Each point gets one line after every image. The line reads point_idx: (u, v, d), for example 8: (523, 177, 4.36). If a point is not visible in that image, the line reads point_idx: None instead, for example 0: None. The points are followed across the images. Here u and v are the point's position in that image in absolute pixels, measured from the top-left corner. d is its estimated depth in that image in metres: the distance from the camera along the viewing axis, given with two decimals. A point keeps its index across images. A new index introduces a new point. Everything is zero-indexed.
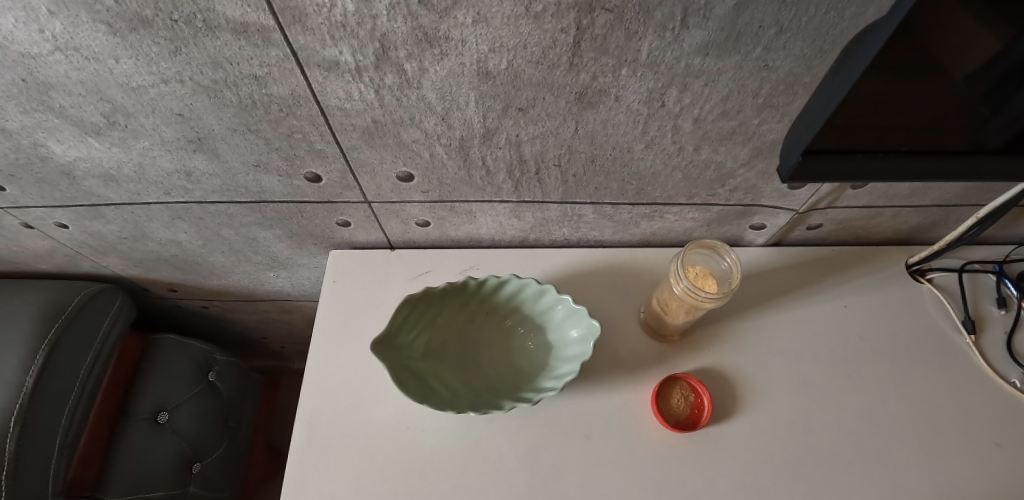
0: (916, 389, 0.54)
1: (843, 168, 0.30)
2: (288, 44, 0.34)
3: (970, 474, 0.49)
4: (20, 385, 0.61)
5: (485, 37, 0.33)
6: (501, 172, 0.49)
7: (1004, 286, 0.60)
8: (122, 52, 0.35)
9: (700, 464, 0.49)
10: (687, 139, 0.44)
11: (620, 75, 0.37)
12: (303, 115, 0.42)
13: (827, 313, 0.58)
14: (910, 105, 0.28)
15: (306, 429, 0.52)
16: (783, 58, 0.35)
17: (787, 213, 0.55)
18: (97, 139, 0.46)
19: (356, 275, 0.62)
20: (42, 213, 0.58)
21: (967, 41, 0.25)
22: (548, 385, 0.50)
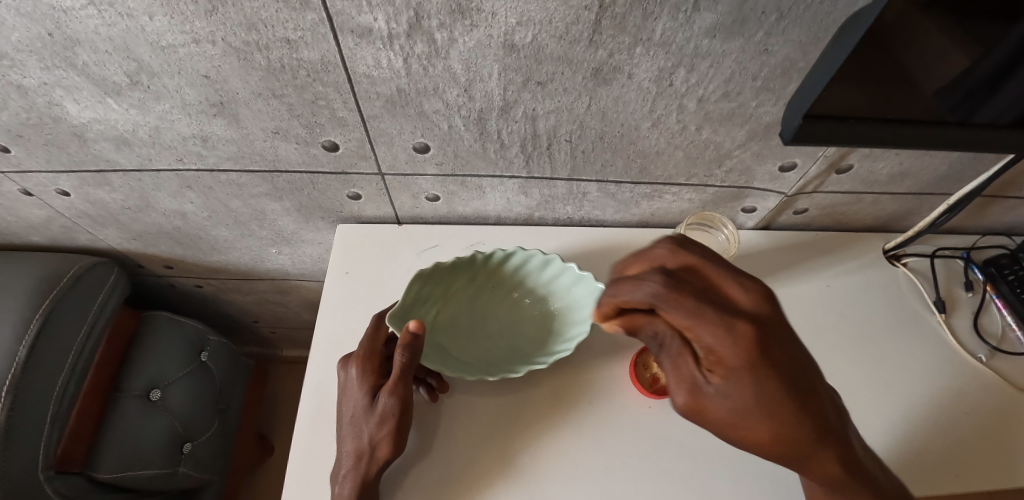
0: (889, 355, 0.59)
1: (830, 135, 0.34)
2: (325, 8, 0.35)
3: (934, 426, 0.54)
4: (13, 356, 0.60)
5: (515, 10, 0.36)
6: (514, 146, 0.51)
7: (972, 271, 0.66)
8: (156, 10, 0.36)
9: (696, 425, 0.52)
10: (690, 118, 0.47)
11: (635, 54, 0.40)
12: (329, 82, 0.43)
13: (812, 290, 0.63)
14: (895, 79, 0.32)
15: (315, 396, 0.53)
16: (781, 42, 0.39)
17: (776, 196, 0.60)
18: (116, 100, 0.46)
19: (364, 247, 0.63)
20: (45, 179, 0.57)
21: (938, 31, 0.29)
22: (560, 348, 0.53)
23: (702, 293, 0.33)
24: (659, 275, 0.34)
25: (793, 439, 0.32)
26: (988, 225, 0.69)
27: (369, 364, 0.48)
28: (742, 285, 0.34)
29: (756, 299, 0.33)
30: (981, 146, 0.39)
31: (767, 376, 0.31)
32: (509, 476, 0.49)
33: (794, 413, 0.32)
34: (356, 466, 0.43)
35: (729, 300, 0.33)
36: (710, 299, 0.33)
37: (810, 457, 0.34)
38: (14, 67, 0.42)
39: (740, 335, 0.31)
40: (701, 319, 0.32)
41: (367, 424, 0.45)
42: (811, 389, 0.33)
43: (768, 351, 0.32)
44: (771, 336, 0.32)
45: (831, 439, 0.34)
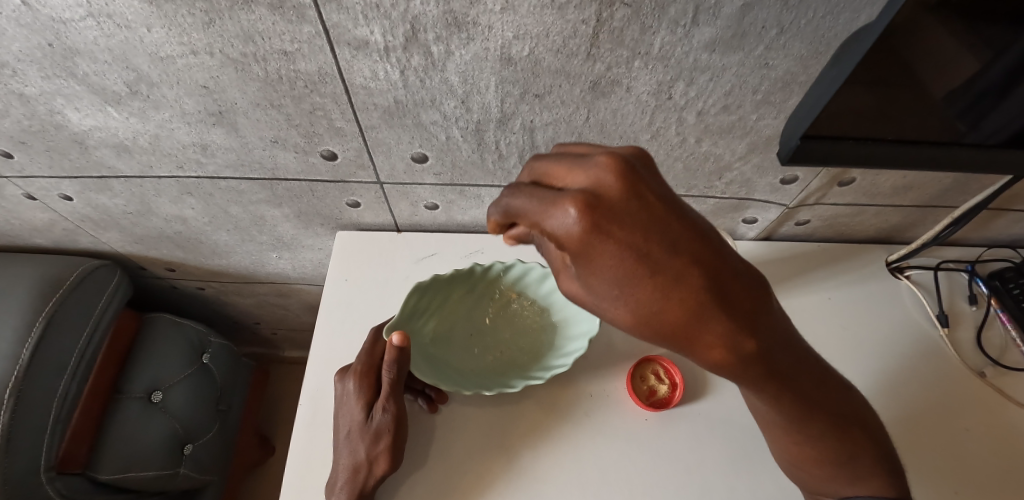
0: (891, 371, 0.58)
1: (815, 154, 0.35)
2: (321, 21, 0.35)
3: (937, 445, 0.53)
4: (16, 357, 0.61)
5: (511, 24, 0.35)
6: (512, 157, 0.51)
7: (975, 284, 0.65)
8: (155, 22, 0.36)
9: (694, 439, 0.52)
10: (690, 131, 0.47)
11: (633, 67, 0.39)
12: (326, 93, 0.43)
13: (812, 303, 0.62)
14: (881, 99, 0.32)
15: (312, 404, 0.53)
16: (782, 56, 0.38)
17: (777, 207, 0.59)
18: (116, 109, 0.46)
19: (362, 254, 0.63)
20: (47, 184, 0.58)
21: (928, 52, 0.29)
22: (557, 363, 0.53)
23: (603, 204, 0.21)
24: (548, 203, 0.23)
25: (739, 376, 0.27)
26: (993, 238, 0.68)
27: (367, 379, 0.48)
28: (629, 165, 0.23)
29: (670, 195, 0.24)
30: (976, 167, 0.39)
31: (624, 269, 0.21)
32: (504, 486, 0.49)
33: (745, 355, 0.25)
34: (352, 479, 0.44)
35: (644, 201, 0.22)
36: (628, 216, 0.21)
37: (764, 387, 0.30)
38: (15, 76, 0.42)
39: (677, 269, 0.22)
40: (620, 247, 0.21)
41: (364, 439, 0.45)
42: (739, 273, 0.24)
43: (719, 290, 0.23)
44: (714, 259, 0.23)
45: (781, 367, 0.29)
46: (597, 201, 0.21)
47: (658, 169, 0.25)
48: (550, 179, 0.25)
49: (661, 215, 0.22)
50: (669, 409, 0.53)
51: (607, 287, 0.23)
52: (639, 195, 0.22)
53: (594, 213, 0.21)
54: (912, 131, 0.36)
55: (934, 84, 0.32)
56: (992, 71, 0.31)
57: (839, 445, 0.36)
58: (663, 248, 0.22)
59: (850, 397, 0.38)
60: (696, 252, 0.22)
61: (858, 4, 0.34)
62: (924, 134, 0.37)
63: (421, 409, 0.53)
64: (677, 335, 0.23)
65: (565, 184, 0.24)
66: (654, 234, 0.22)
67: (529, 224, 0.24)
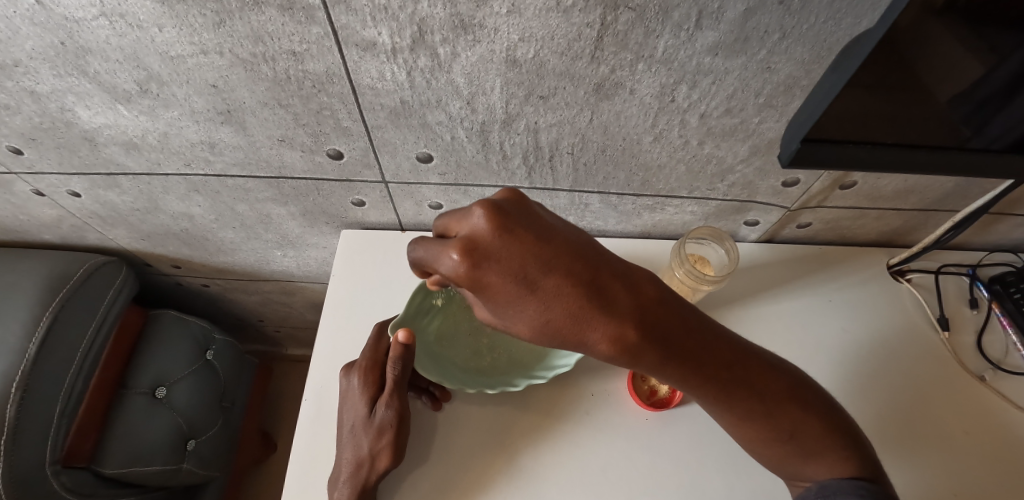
0: (890, 373, 0.58)
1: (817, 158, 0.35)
2: (330, 22, 0.36)
3: (936, 447, 0.54)
4: (24, 351, 0.62)
5: (517, 27, 0.36)
6: (517, 157, 0.52)
7: (976, 288, 0.65)
8: (166, 22, 0.36)
9: (693, 439, 0.52)
10: (692, 133, 0.48)
11: (637, 70, 0.40)
12: (334, 93, 0.44)
13: (813, 305, 0.62)
14: (882, 104, 0.33)
15: (316, 400, 0.54)
16: (784, 60, 0.39)
17: (779, 210, 0.60)
18: (126, 107, 0.47)
19: (366, 253, 0.64)
20: (57, 180, 0.58)
21: (927, 60, 0.30)
22: (560, 363, 0.53)
23: (476, 245, 0.27)
24: (437, 251, 0.28)
25: (645, 365, 0.30)
26: (995, 242, 0.68)
27: (371, 374, 0.48)
28: (498, 205, 0.28)
29: (541, 221, 0.29)
30: (976, 171, 0.39)
31: (504, 294, 0.27)
32: (506, 483, 0.49)
33: (641, 345, 0.29)
34: (355, 474, 0.44)
35: (510, 235, 0.27)
36: (496, 251, 0.26)
37: (680, 376, 0.32)
38: (28, 74, 0.43)
39: (551, 284, 0.27)
40: (498, 277, 0.26)
41: (367, 434, 0.45)
42: (612, 274, 0.29)
43: (596, 293, 0.27)
44: (587, 269, 0.28)
45: (696, 354, 0.32)
46: (472, 245, 0.27)
47: (528, 203, 0.30)
48: (442, 228, 0.30)
49: (531, 242, 0.27)
50: (669, 409, 0.54)
51: (502, 309, 0.28)
52: (506, 228, 0.27)
53: (471, 256, 0.26)
54: (917, 135, 0.37)
55: (939, 88, 0.33)
56: (991, 77, 0.32)
57: (783, 423, 0.36)
58: (538, 269, 0.27)
59: (791, 378, 0.37)
60: (568, 269, 0.27)
61: (860, 10, 0.34)
62: (930, 137, 0.37)
63: (424, 406, 0.54)
64: (571, 334, 0.28)
65: (451, 231, 0.29)
66: (523, 260, 0.26)
67: (431, 270, 0.30)
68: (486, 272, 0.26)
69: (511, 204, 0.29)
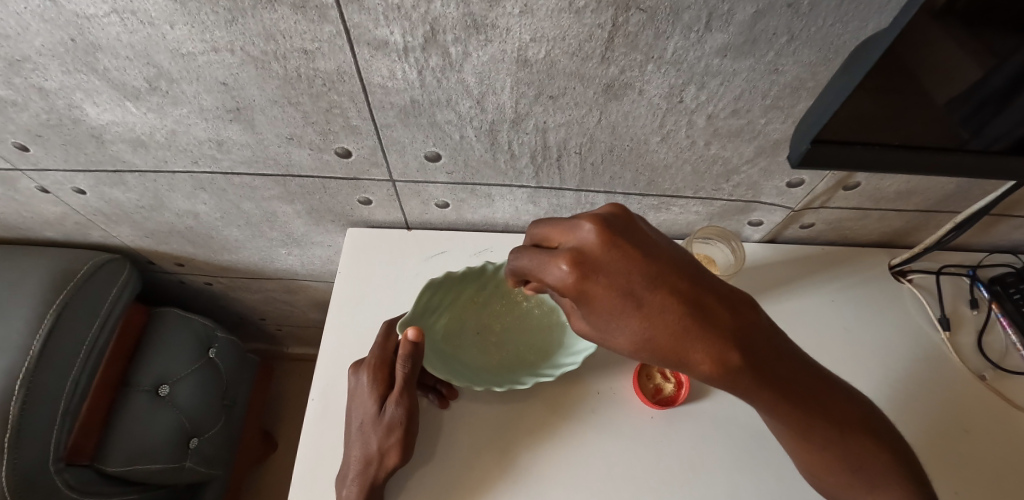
0: (892, 372, 0.59)
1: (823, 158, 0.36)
2: (342, 21, 0.36)
3: (937, 446, 0.54)
4: (27, 349, 0.62)
5: (529, 27, 0.36)
6: (524, 157, 0.52)
7: (977, 289, 0.66)
8: (178, 19, 0.36)
9: (698, 437, 0.53)
10: (699, 134, 0.48)
11: (646, 71, 0.40)
12: (344, 91, 0.44)
13: (815, 305, 0.63)
14: (888, 106, 0.33)
15: (322, 397, 0.54)
16: (792, 62, 0.39)
17: (782, 210, 0.60)
18: (134, 104, 0.47)
19: (372, 251, 0.64)
20: (62, 177, 0.58)
21: (935, 63, 0.30)
22: (567, 361, 0.53)
23: (585, 257, 0.31)
24: (545, 260, 0.32)
25: (733, 384, 0.32)
26: (994, 243, 0.69)
27: (380, 372, 0.48)
28: (605, 222, 0.32)
29: (645, 239, 0.32)
30: (979, 173, 0.40)
31: (606, 302, 0.30)
32: (512, 481, 0.50)
33: (733, 363, 0.30)
34: (364, 471, 0.44)
35: (617, 249, 0.30)
36: (602, 264, 0.30)
37: (765, 399, 0.33)
38: (37, 70, 0.43)
39: (650, 295, 0.30)
40: (603, 287, 0.30)
41: (376, 432, 0.46)
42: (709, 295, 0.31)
43: (692, 308, 0.30)
44: (685, 285, 0.30)
45: (782, 378, 0.33)
46: (581, 257, 0.31)
47: (633, 221, 0.33)
48: (547, 240, 0.34)
49: (636, 261, 0.30)
50: (674, 407, 0.54)
51: (601, 315, 0.31)
52: (614, 245, 0.30)
53: (580, 267, 0.30)
54: (923, 137, 0.37)
55: (935, 92, 0.33)
56: (996, 80, 0.32)
57: (854, 451, 0.36)
58: (641, 286, 0.30)
59: (864, 406, 0.38)
60: (668, 283, 0.30)
61: (868, 13, 0.34)
62: (931, 139, 0.38)
63: (431, 404, 0.54)
64: (670, 350, 0.31)
65: (557, 243, 0.33)
66: (628, 273, 0.30)
67: (533, 277, 0.34)
68: (593, 281, 0.30)
69: (617, 220, 0.33)
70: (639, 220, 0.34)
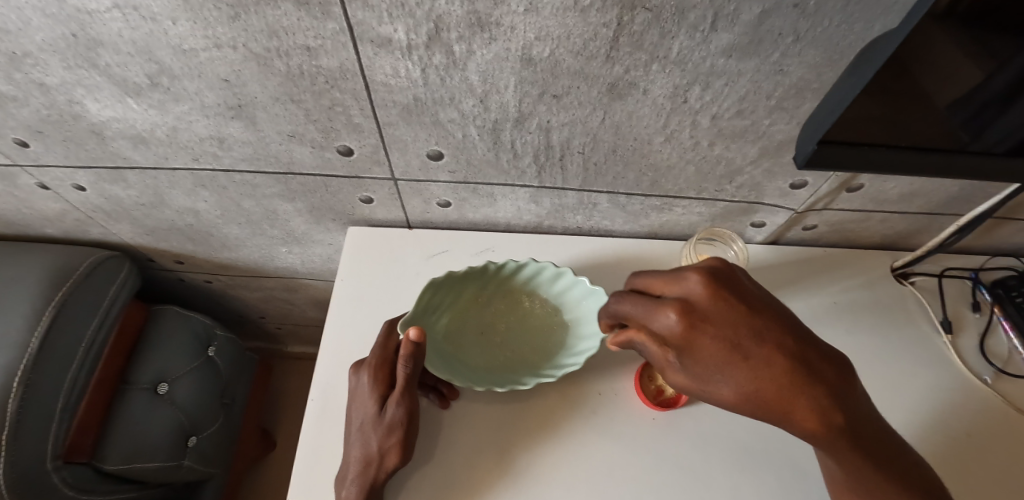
0: (893, 375, 0.59)
1: (828, 158, 0.36)
2: (346, 18, 0.36)
3: (938, 448, 0.54)
4: (26, 345, 0.62)
5: (534, 26, 0.36)
6: (527, 156, 0.52)
7: (978, 292, 0.66)
8: (181, 15, 0.36)
9: (698, 439, 0.52)
10: (703, 134, 0.48)
11: (651, 70, 0.40)
12: (346, 89, 0.44)
13: (817, 307, 0.63)
14: (894, 108, 0.33)
15: (322, 397, 0.54)
16: (797, 63, 0.39)
17: (785, 212, 0.60)
18: (136, 100, 0.46)
19: (373, 250, 0.64)
20: (62, 173, 0.58)
21: (940, 65, 0.30)
22: (569, 362, 0.53)
23: (694, 308, 0.38)
24: (653, 308, 0.40)
25: (811, 430, 0.37)
26: (996, 246, 0.69)
27: (381, 372, 0.48)
28: (710, 278, 0.39)
29: (771, 301, 0.40)
30: (983, 176, 0.40)
31: (718, 350, 0.37)
32: (511, 482, 0.49)
33: (822, 412, 0.37)
34: (364, 472, 0.44)
35: (733, 305, 0.38)
36: (711, 315, 0.38)
37: (839, 449, 0.38)
38: (37, 65, 0.43)
39: (759, 349, 0.37)
40: (715, 337, 0.37)
41: (376, 432, 0.45)
42: (802, 354, 0.37)
43: (796, 362, 0.37)
44: (774, 342, 0.37)
45: (856, 432, 0.38)
46: (689, 307, 0.38)
47: (731, 271, 0.42)
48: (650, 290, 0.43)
49: (787, 321, 0.39)
50: (676, 409, 0.54)
51: (710, 366, 0.37)
52: (717, 300, 0.38)
53: (689, 316, 0.38)
54: (928, 139, 0.37)
55: (940, 96, 0.33)
56: (997, 81, 0.32)
57: None
58: (746, 339, 0.37)
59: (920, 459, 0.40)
60: (776, 338, 0.38)
61: (873, 14, 0.34)
62: (936, 142, 0.38)
63: (431, 404, 0.53)
64: (778, 400, 0.36)
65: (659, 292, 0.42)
66: (737, 325, 0.37)
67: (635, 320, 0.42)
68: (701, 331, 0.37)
69: (724, 275, 0.41)
70: (741, 273, 0.43)
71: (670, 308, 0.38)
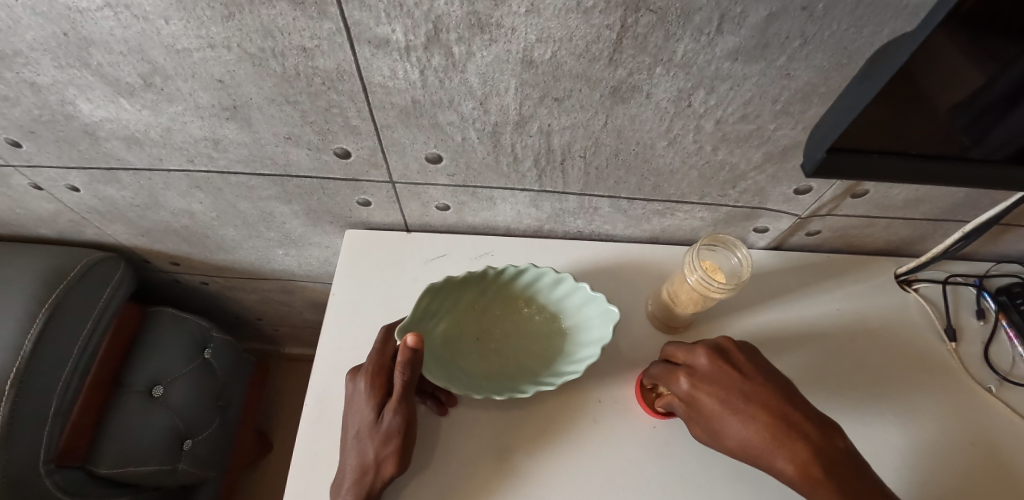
0: (897, 383, 0.58)
1: (835, 164, 0.35)
2: (342, 18, 0.35)
3: (942, 458, 0.53)
4: (19, 347, 0.61)
5: (535, 27, 0.35)
6: (528, 160, 0.51)
7: (983, 299, 0.65)
8: (173, 14, 0.35)
9: (699, 447, 0.52)
10: (707, 139, 0.47)
11: (654, 73, 0.39)
12: (343, 90, 0.43)
13: (821, 314, 0.62)
14: (904, 114, 0.32)
15: (317, 403, 0.53)
16: (804, 67, 0.38)
17: (789, 217, 0.59)
18: (129, 101, 0.46)
19: (371, 253, 0.63)
20: (55, 174, 0.57)
21: (953, 72, 0.29)
22: (569, 369, 0.52)
23: (694, 370, 0.47)
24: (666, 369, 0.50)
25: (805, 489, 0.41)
26: (1002, 253, 0.68)
27: (378, 379, 0.47)
28: (716, 350, 0.47)
29: (766, 366, 0.46)
30: (993, 183, 0.39)
31: (712, 406, 0.45)
32: (508, 489, 0.49)
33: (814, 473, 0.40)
34: (359, 481, 0.43)
35: (728, 369, 0.46)
36: (706, 376, 0.46)
37: None
38: (28, 64, 0.42)
39: (749, 408, 0.43)
40: (709, 394, 0.45)
41: (372, 440, 0.45)
42: (796, 418, 0.42)
43: (785, 422, 0.42)
44: (767, 405, 0.43)
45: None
46: (690, 369, 0.47)
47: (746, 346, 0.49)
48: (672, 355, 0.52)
49: (776, 383, 0.45)
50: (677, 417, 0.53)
51: (710, 418, 0.45)
52: (719, 367, 0.46)
53: (689, 376, 0.47)
54: (937, 146, 0.36)
55: (948, 102, 0.32)
56: (1004, 88, 0.31)
57: None
58: (741, 402, 0.44)
59: None
60: (766, 401, 0.43)
61: (883, 18, 0.33)
62: (932, 149, 0.36)
63: (428, 411, 0.53)
64: (765, 451, 0.42)
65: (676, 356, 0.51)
66: (727, 386, 0.45)
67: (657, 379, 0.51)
68: (698, 389, 0.46)
69: (736, 348, 0.48)
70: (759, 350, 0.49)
71: (678, 376, 0.48)
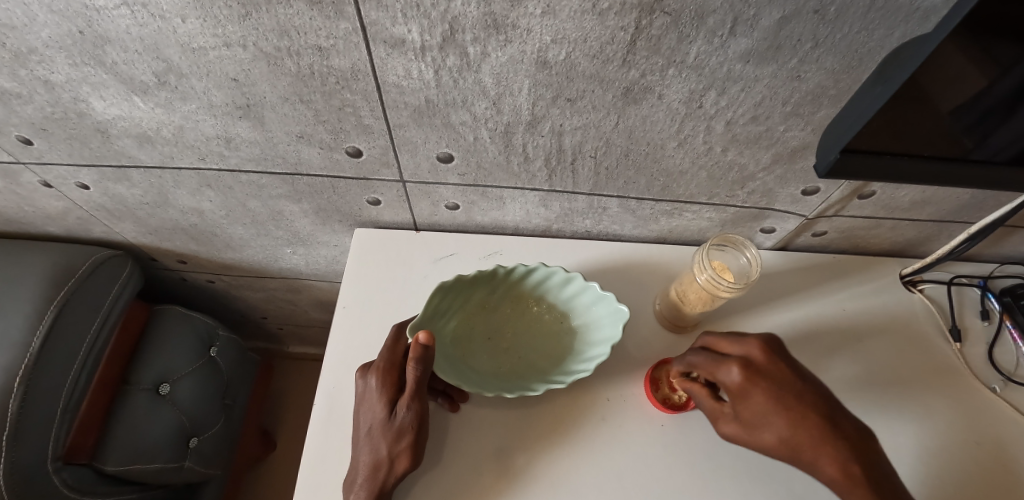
0: (902, 382, 0.58)
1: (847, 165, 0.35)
2: (359, 18, 0.35)
3: (947, 456, 0.54)
4: (26, 345, 0.61)
5: (551, 28, 0.35)
6: (538, 160, 0.51)
7: (988, 300, 0.65)
8: (190, 13, 0.35)
9: (707, 445, 0.52)
10: (717, 140, 0.47)
11: (667, 75, 0.40)
12: (357, 90, 0.43)
13: (827, 313, 0.62)
14: (917, 117, 0.33)
15: (327, 401, 0.53)
16: (815, 69, 0.38)
17: (796, 218, 0.60)
18: (142, 99, 0.46)
19: (380, 252, 0.63)
20: (65, 172, 0.57)
21: (964, 75, 0.29)
22: (579, 368, 0.53)
23: (751, 364, 0.44)
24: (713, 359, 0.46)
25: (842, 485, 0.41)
26: (1006, 254, 0.68)
27: (390, 376, 0.47)
28: (766, 342, 0.45)
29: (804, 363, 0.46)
30: (1001, 185, 0.39)
31: (768, 403, 0.42)
32: (517, 485, 0.49)
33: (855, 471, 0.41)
34: (373, 476, 0.43)
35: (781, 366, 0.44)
36: (764, 372, 0.43)
37: None
38: (42, 62, 0.42)
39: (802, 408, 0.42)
40: (768, 390, 0.43)
41: (385, 436, 0.45)
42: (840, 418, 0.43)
43: (833, 423, 0.42)
44: (817, 405, 0.43)
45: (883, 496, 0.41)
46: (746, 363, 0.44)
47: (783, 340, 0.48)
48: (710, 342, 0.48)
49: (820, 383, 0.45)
50: (685, 415, 0.54)
51: (762, 414, 0.43)
52: (775, 363, 0.44)
53: (748, 369, 0.43)
54: (948, 148, 0.37)
55: (959, 105, 0.33)
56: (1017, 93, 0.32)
57: None
58: (795, 401, 0.42)
59: None
60: (815, 400, 0.43)
61: (895, 21, 0.34)
62: (942, 150, 0.37)
63: (438, 407, 0.53)
64: (812, 450, 0.42)
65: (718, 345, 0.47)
66: (783, 384, 0.43)
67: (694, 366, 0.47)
68: (756, 384, 0.43)
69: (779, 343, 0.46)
70: None
71: (733, 364, 0.44)
